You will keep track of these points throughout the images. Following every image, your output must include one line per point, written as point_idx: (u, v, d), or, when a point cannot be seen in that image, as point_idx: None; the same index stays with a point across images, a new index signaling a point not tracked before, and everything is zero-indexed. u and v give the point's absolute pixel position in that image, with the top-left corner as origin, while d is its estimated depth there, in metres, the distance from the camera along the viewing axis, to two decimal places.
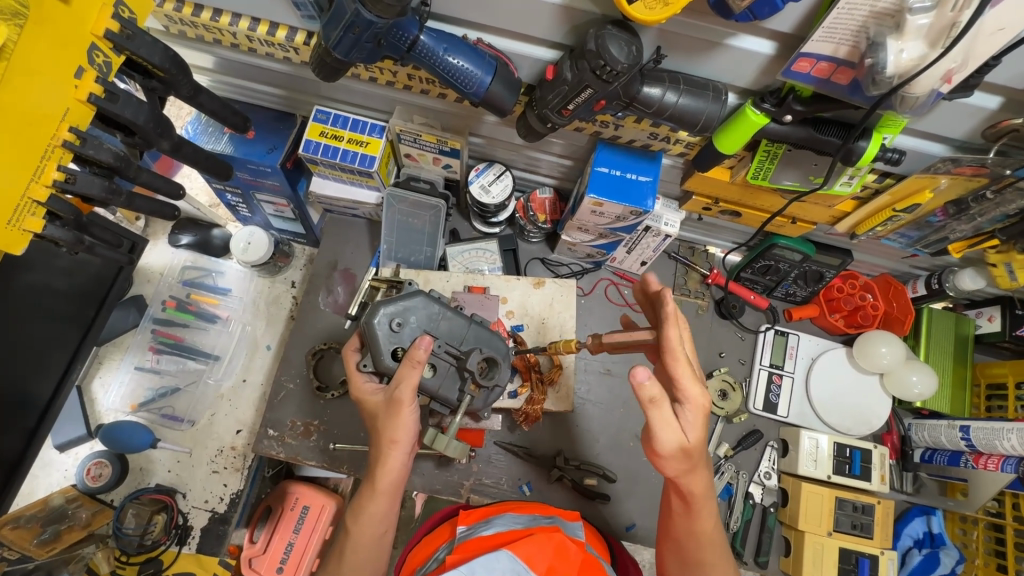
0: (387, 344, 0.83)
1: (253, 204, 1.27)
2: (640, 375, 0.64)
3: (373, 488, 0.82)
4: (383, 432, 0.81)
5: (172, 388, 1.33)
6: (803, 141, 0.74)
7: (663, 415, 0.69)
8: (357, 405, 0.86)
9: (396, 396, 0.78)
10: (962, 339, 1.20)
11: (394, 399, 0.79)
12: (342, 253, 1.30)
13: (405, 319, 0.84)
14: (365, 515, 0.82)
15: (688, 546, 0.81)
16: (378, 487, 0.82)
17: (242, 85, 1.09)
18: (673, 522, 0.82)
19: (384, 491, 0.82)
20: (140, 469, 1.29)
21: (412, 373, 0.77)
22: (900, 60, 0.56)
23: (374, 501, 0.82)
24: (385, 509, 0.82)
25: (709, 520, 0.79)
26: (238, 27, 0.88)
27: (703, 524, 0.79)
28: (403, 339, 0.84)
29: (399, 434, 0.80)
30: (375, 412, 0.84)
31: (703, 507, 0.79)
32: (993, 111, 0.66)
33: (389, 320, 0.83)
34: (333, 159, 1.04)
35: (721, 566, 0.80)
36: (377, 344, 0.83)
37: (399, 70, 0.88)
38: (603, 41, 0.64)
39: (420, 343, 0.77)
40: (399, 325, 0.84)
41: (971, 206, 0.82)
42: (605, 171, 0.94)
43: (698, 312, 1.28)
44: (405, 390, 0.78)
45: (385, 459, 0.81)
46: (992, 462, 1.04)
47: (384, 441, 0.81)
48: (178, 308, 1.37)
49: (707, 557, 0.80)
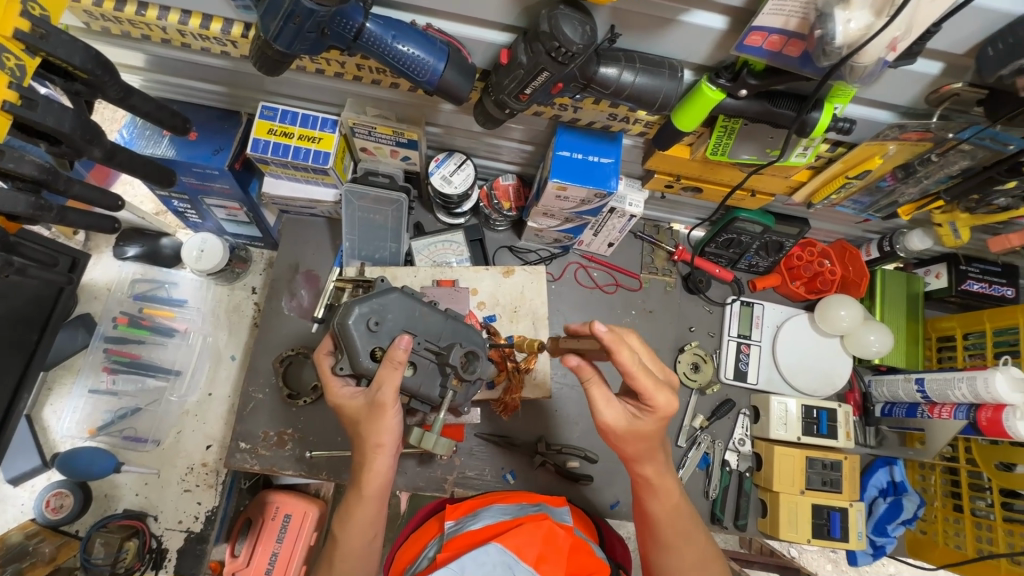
0: (366, 345, 0.80)
1: (202, 209, 1.20)
2: (571, 361, 0.75)
3: (360, 493, 0.80)
4: (366, 439, 0.79)
5: (132, 409, 1.26)
6: (759, 115, 0.75)
7: (604, 396, 0.77)
8: (335, 409, 0.83)
9: (377, 399, 0.77)
10: (913, 296, 1.26)
11: (376, 402, 0.77)
12: (303, 254, 1.25)
13: (381, 318, 0.81)
14: (358, 519, 0.80)
15: (660, 525, 0.83)
16: (365, 491, 0.80)
17: (178, 83, 1.03)
18: (644, 508, 0.84)
19: (371, 493, 0.80)
20: (104, 495, 1.23)
21: (394, 373, 0.76)
22: (848, 30, 0.56)
23: (364, 505, 0.80)
24: (373, 513, 0.81)
25: (672, 498, 0.83)
26: (168, 22, 0.82)
27: (664, 506, 0.83)
28: (381, 339, 0.82)
29: (383, 437, 0.79)
30: (355, 416, 0.81)
31: (664, 483, 0.82)
32: (935, 77, 0.68)
33: (364, 319, 0.81)
34: (284, 158, 1.00)
35: (695, 546, 0.83)
36: (354, 346, 0.80)
37: (347, 61, 0.84)
38: (556, 22, 0.62)
39: (399, 343, 0.75)
40: (375, 325, 0.81)
41: (917, 169, 0.85)
42: (566, 154, 0.93)
43: (667, 289, 1.30)
44: (388, 391, 0.76)
45: (371, 463, 0.80)
46: (945, 410, 1.10)
47: (368, 446, 0.80)
48: (130, 324, 1.28)
49: (681, 535, 0.83)
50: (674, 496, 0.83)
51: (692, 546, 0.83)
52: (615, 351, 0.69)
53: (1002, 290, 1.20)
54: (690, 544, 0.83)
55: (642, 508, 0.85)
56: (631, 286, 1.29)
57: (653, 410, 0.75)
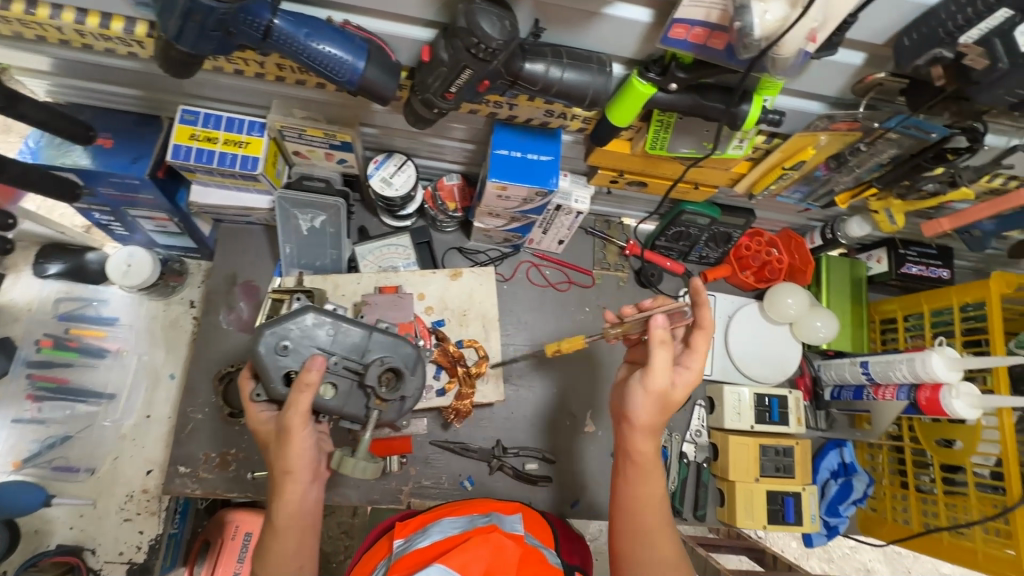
0: (278, 368, 0.78)
1: (128, 221, 1.13)
2: (659, 320, 0.78)
3: (272, 527, 0.73)
4: (277, 466, 0.74)
5: (62, 437, 1.18)
6: (691, 109, 0.74)
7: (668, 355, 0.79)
8: (251, 435, 0.80)
9: (284, 423, 0.73)
10: (857, 281, 1.29)
11: (284, 426, 0.73)
12: (241, 264, 1.19)
13: (294, 339, 0.79)
14: (275, 555, 0.72)
15: (637, 514, 0.77)
16: (276, 524, 0.73)
17: (87, 87, 0.95)
18: (621, 492, 0.80)
19: (285, 527, 0.72)
20: (35, 531, 1.15)
21: (302, 396, 0.72)
22: (765, 21, 0.55)
23: (279, 540, 0.72)
24: (293, 547, 0.73)
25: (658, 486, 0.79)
26: (62, 21, 0.75)
27: (641, 492, 0.78)
28: (295, 362, 0.79)
29: (292, 463, 0.73)
30: (268, 441, 0.78)
31: (656, 470, 0.79)
32: (859, 67, 0.68)
33: (275, 341, 0.78)
34: (208, 165, 0.94)
35: (665, 536, 0.76)
36: (266, 370, 0.77)
37: (265, 60, 0.79)
38: (474, 17, 0.59)
39: (307, 363, 0.72)
40: (287, 347, 0.78)
41: (849, 159, 0.86)
42: (505, 153, 0.90)
43: (619, 284, 1.29)
44: (296, 414, 0.72)
45: (282, 490, 0.73)
46: (889, 391, 1.12)
47: (278, 473, 0.74)
48: (56, 346, 1.21)
49: (655, 523, 0.77)
50: (661, 484, 0.79)
51: (665, 539, 0.76)
52: (701, 306, 0.83)
53: (938, 271, 1.24)
54: (663, 536, 0.76)
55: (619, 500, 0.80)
56: (584, 283, 1.28)
57: (689, 369, 0.82)
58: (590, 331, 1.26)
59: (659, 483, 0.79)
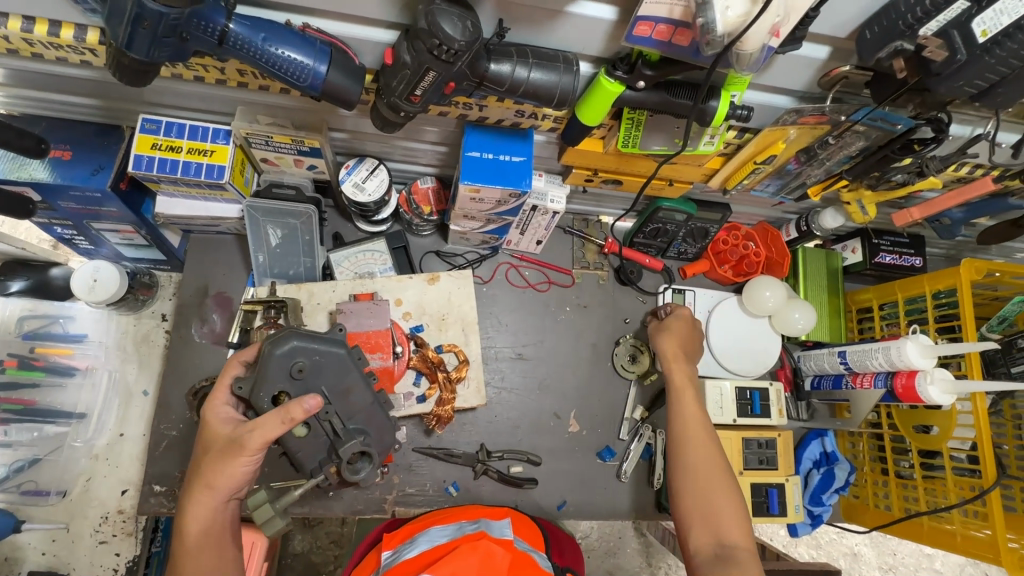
0: (275, 382, 0.75)
1: (92, 235, 1.09)
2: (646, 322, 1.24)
3: (182, 543, 0.71)
4: (204, 474, 0.72)
5: (30, 460, 1.14)
6: (659, 106, 0.73)
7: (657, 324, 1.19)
8: (202, 427, 0.76)
9: (242, 440, 0.70)
10: (833, 272, 1.30)
11: (238, 442, 0.70)
12: (212, 276, 1.16)
13: (309, 366, 0.77)
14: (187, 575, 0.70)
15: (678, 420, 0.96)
16: (187, 540, 0.72)
17: (43, 98, 0.92)
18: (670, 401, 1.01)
19: (197, 548, 0.71)
20: (5, 558, 1.12)
21: (276, 427, 0.69)
22: (727, 18, 0.55)
23: (191, 558, 0.71)
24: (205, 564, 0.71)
25: (691, 400, 0.98)
26: (9, 29, 0.72)
27: (688, 409, 0.96)
28: (294, 387, 0.76)
29: (219, 480, 0.71)
30: (211, 445, 0.74)
31: (686, 386, 1.01)
32: (824, 61, 0.69)
33: (290, 361, 0.76)
34: (172, 175, 0.91)
35: (692, 409, 0.96)
36: (267, 376, 0.75)
37: (225, 66, 0.77)
38: (434, 18, 0.58)
39: (305, 401, 0.70)
40: (298, 373, 0.76)
41: (818, 152, 0.87)
42: (476, 155, 0.89)
43: (599, 282, 1.29)
44: (257, 439, 0.69)
45: (195, 501, 0.72)
46: (866, 380, 1.14)
47: (200, 483, 0.72)
48: (20, 367, 1.15)
49: (691, 427, 0.93)
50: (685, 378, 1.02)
51: (700, 442, 0.91)
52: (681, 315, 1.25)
53: (912, 260, 1.26)
54: (699, 441, 0.91)
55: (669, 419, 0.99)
56: (564, 283, 1.27)
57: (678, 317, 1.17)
58: (571, 330, 1.26)
59: (693, 395, 0.99)
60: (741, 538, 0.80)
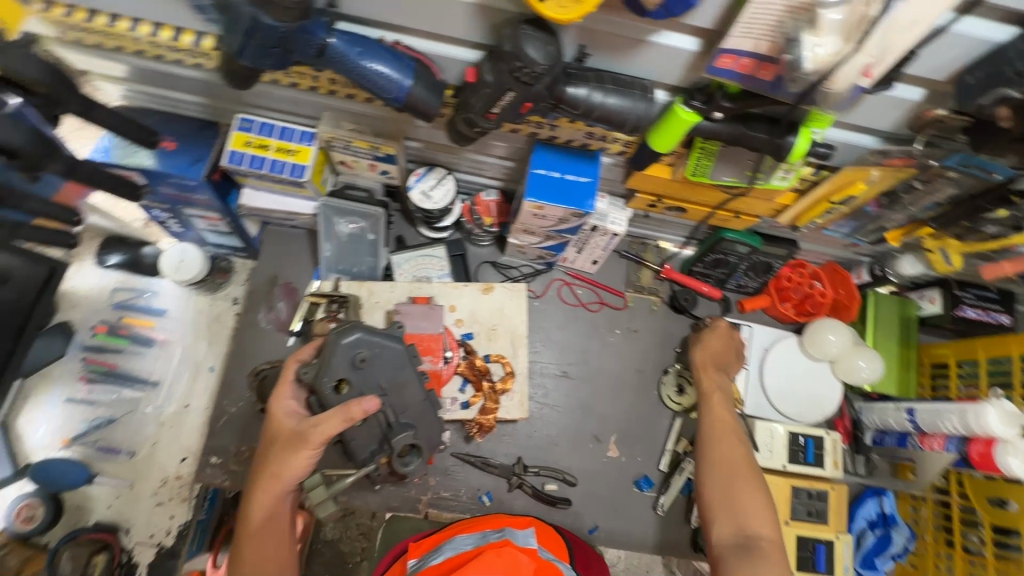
0: (338, 372, 0.77)
1: (183, 219, 1.19)
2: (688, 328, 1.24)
3: (247, 524, 0.77)
4: (270, 465, 0.76)
5: (107, 419, 1.25)
6: (734, 138, 0.72)
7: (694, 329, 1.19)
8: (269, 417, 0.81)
9: (307, 435, 0.74)
10: (906, 322, 1.23)
11: (303, 435, 0.74)
12: (283, 266, 1.23)
13: (371, 357, 0.78)
14: (249, 556, 0.76)
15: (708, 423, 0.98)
16: (251, 524, 0.77)
17: (158, 94, 1.02)
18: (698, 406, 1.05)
19: (259, 531, 0.76)
20: (77, 506, 1.21)
21: (340, 423, 0.72)
22: (816, 56, 0.53)
23: (254, 543, 0.76)
24: (272, 549, 0.77)
25: (722, 405, 1.01)
26: (139, 33, 0.81)
27: (718, 411, 1.00)
28: (356, 376, 0.78)
29: (285, 471, 0.76)
30: (277, 436, 0.79)
31: (716, 393, 1.04)
32: (917, 103, 0.66)
33: (353, 352, 0.78)
34: (260, 170, 0.99)
35: (719, 412, 1.00)
36: (331, 363, 0.76)
37: (319, 75, 0.83)
38: (520, 42, 0.61)
39: (366, 401, 0.72)
40: (361, 363, 0.78)
41: (902, 197, 0.84)
42: (543, 173, 0.91)
43: (652, 308, 1.27)
44: (320, 435, 0.73)
45: (260, 489, 0.77)
46: (936, 442, 1.06)
47: (268, 473, 0.77)
48: (109, 333, 1.29)
49: (720, 428, 0.96)
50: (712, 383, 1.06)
51: (728, 442, 0.94)
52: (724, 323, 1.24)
53: (998, 317, 1.17)
54: (728, 440, 0.94)
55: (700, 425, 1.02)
56: (616, 305, 1.26)
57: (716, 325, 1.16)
58: (619, 354, 1.24)
59: (720, 400, 1.02)
60: (767, 530, 0.83)
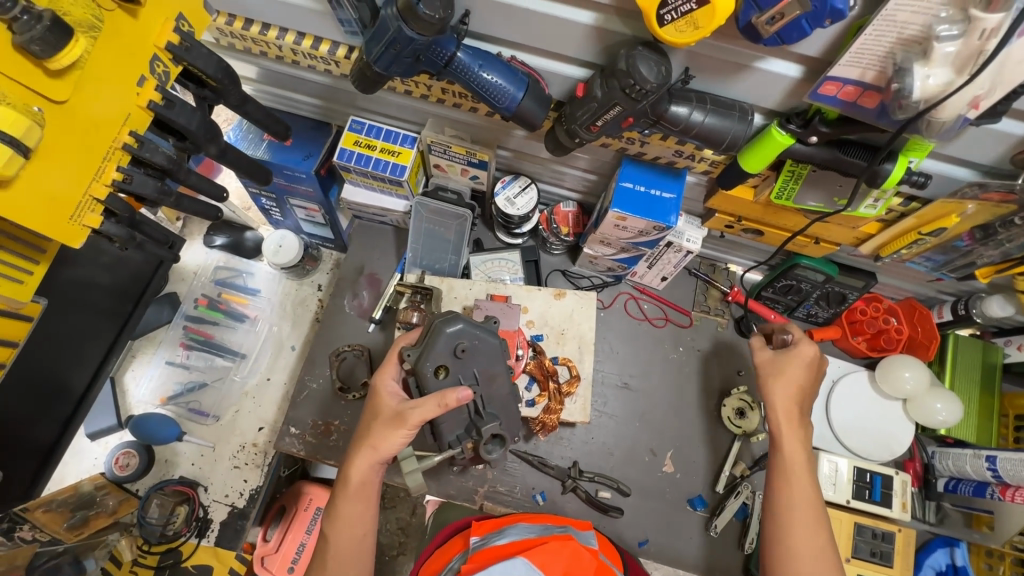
0: (439, 357, 0.86)
1: (286, 208, 1.31)
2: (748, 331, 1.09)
3: (344, 484, 0.83)
4: (371, 436, 0.83)
5: (199, 384, 1.37)
6: (827, 162, 0.75)
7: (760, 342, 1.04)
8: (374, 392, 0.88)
9: (405, 415, 0.81)
10: (989, 368, 1.18)
11: (402, 415, 0.81)
12: (369, 258, 1.33)
13: (470, 348, 0.87)
14: (344, 515, 0.82)
15: (782, 485, 0.89)
16: (349, 485, 0.83)
17: (283, 95, 1.15)
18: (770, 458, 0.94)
19: (355, 494, 0.83)
20: (165, 461, 1.32)
21: (434, 407, 0.81)
22: (927, 85, 0.57)
23: (349, 502, 0.83)
24: (359, 512, 0.83)
25: (801, 466, 0.90)
26: (285, 41, 0.92)
27: (797, 480, 0.89)
28: (455, 364, 0.86)
29: (383, 445, 0.82)
30: (379, 412, 0.86)
31: (796, 448, 0.91)
32: (1021, 138, 0.67)
33: (455, 341, 0.86)
34: (365, 168, 1.08)
35: (804, 488, 0.88)
36: (434, 349, 0.86)
37: (434, 85, 0.91)
38: (633, 61, 0.66)
39: (459, 390, 0.80)
40: (461, 352, 0.86)
41: (998, 232, 0.82)
42: (629, 186, 0.96)
43: (718, 330, 1.28)
44: (417, 416, 0.80)
45: (356, 457, 0.84)
46: (1019, 495, 1.01)
47: (366, 443, 0.83)
48: (209, 306, 1.41)
49: (798, 499, 0.87)
50: (798, 443, 0.92)
51: (807, 521, 0.85)
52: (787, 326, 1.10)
53: None
54: (806, 517, 0.85)
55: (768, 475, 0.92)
56: (681, 323, 1.28)
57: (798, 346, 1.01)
58: (681, 371, 1.26)
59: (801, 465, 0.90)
60: None
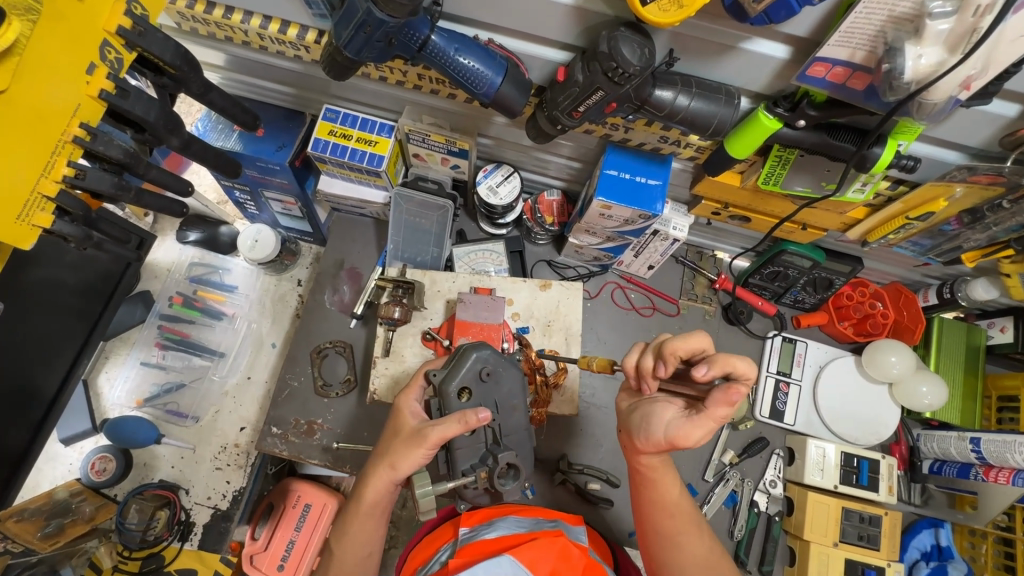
0: (465, 379, 0.78)
1: (261, 202, 1.26)
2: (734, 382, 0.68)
3: (359, 504, 0.79)
4: (391, 454, 0.76)
5: (177, 384, 1.32)
6: (816, 146, 0.73)
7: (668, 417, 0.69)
8: (394, 413, 0.82)
9: (426, 432, 0.74)
10: (973, 350, 1.19)
11: (421, 433, 0.74)
12: (349, 252, 1.29)
13: (496, 372, 0.81)
14: (352, 534, 0.79)
15: (656, 518, 0.78)
16: (364, 504, 0.78)
17: (253, 83, 1.09)
18: (639, 499, 0.80)
19: (365, 515, 0.78)
20: (143, 464, 1.28)
21: (456, 428, 0.73)
22: (918, 66, 0.55)
23: (359, 522, 0.79)
24: (370, 531, 0.79)
25: (673, 488, 0.78)
26: (250, 25, 0.87)
27: (677, 524, 0.77)
28: (479, 388, 0.80)
29: (404, 464, 0.75)
30: (400, 431, 0.79)
31: (664, 475, 0.77)
32: (1012, 119, 0.65)
33: (480, 364, 0.80)
34: (341, 158, 1.03)
35: (691, 533, 0.77)
36: (461, 370, 0.78)
37: (410, 70, 0.87)
38: (615, 43, 0.63)
39: (482, 412, 0.74)
40: (486, 376, 0.80)
41: (986, 215, 0.81)
42: (614, 173, 0.93)
43: (705, 317, 1.27)
44: (438, 436, 0.73)
45: (374, 477, 0.77)
46: (1003, 475, 1.03)
47: (386, 462, 0.76)
48: (184, 304, 1.34)
49: (679, 527, 0.76)
50: (674, 486, 0.77)
51: (694, 542, 0.76)
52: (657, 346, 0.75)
53: None
54: (690, 539, 0.76)
55: (639, 506, 0.80)
56: (669, 311, 1.27)
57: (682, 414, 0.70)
58: None
59: (672, 506, 0.77)
60: None
